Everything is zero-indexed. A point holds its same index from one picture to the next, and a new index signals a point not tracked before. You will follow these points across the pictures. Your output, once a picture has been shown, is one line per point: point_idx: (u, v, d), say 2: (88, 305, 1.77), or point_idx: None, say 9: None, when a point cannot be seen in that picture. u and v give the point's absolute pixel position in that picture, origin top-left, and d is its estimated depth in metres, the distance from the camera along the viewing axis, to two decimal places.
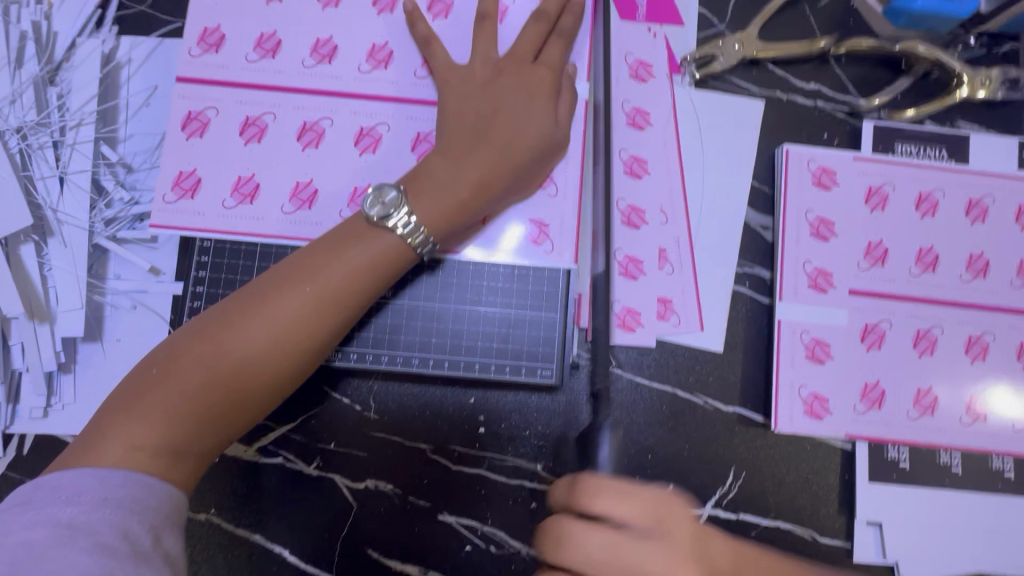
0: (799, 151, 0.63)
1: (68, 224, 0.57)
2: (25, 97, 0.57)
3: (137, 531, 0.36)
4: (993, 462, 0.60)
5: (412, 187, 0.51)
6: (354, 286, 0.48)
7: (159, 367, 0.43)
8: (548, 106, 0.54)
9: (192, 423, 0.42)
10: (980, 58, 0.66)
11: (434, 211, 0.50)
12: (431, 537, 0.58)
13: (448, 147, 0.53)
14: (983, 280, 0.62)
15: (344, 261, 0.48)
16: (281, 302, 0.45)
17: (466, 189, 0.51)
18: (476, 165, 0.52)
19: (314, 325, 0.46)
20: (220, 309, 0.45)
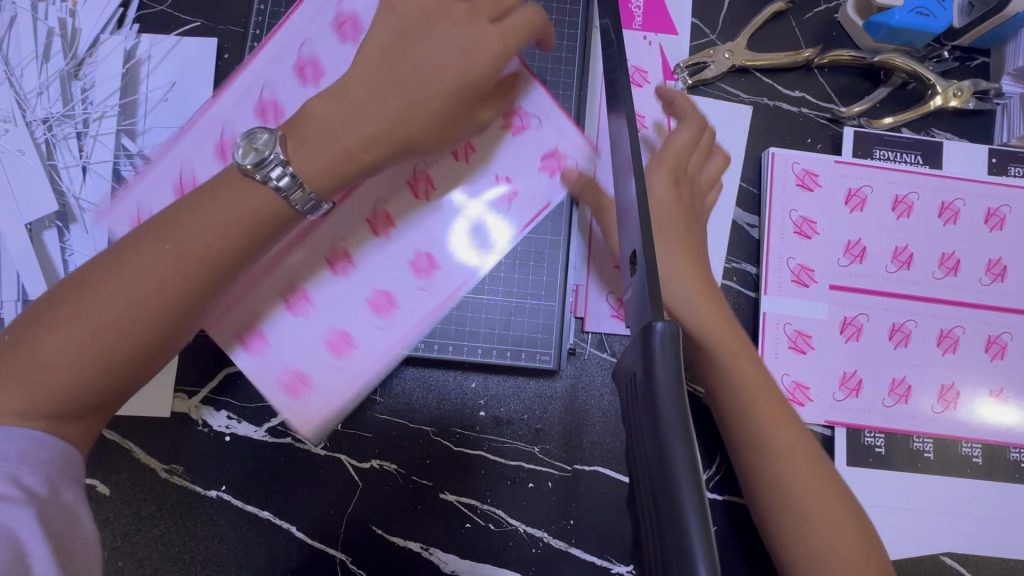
0: (784, 154, 0.67)
1: (89, 211, 0.59)
2: (51, 90, 0.60)
3: (30, 480, 0.39)
4: (962, 449, 0.64)
5: (292, 134, 0.45)
6: (217, 238, 0.43)
7: (49, 323, 0.41)
8: (495, 85, 0.48)
9: (66, 386, 0.41)
10: (953, 71, 0.71)
11: (316, 166, 0.45)
12: (432, 515, 0.61)
13: (348, 93, 0.46)
14: (954, 276, 0.66)
15: (193, 213, 0.44)
16: (137, 258, 0.42)
17: (353, 138, 0.45)
18: (374, 117, 0.45)
19: (176, 282, 0.42)
20: (80, 273, 0.43)
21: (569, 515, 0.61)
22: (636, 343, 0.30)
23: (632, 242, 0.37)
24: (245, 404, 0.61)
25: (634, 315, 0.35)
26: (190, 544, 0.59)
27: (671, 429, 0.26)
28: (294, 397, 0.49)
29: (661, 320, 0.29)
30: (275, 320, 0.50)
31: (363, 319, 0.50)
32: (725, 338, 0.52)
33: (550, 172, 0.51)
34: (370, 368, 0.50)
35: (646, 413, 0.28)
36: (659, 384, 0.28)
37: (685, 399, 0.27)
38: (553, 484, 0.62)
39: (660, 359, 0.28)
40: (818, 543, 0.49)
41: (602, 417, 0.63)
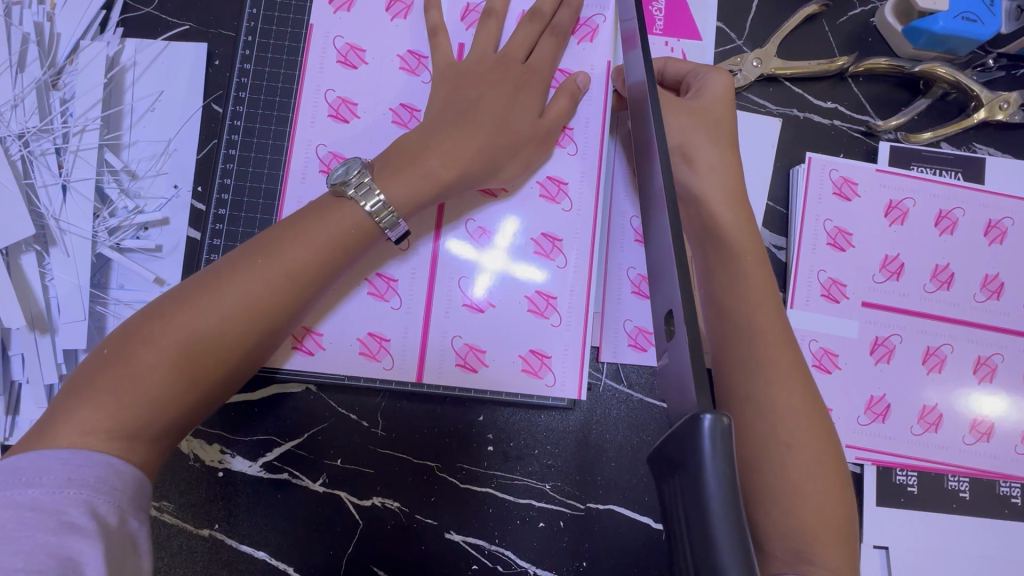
0: (822, 159, 0.62)
1: (70, 233, 0.55)
2: (27, 102, 0.56)
3: (105, 509, 0.36)
4: (1000, 487, 0.60)
5: (385, 164, 0.49)
6: (314, 260, 0.45)
7: (138, 335, 0.41)
8: (534, 99, 0.54)
9: (146, 406, 0.39)
10: (997, 81, 0.66)
11: (406, 187, 0.48)
12: (437, 556, 0.57)
13: (429, 125, 0.51)
14: (996, 301, 0.62)
15: (304, 236, 0.45)
16: (243, 279, 0.43)
17: (438, 160, 0.49)
18: (456, 142, 0.50)
19: (270, 299, 0.43)
20: (174, 290, 0.43)
21: (582, 557, 0.58)
22: (675, 431, 0.26)
23: (667, 300, 0.33)
24: (239, 438, 0.58)
25: (673, 384, 0.31)
26: None
27: (725, 552, 0.23)
28: (373, 360, 0.55)
29: (709, 413, 0.25)
30: (354, 302, 0.56)
31: (389, 315, 0.56)
32: (765, 314, 0.48)
33: (554, 200, 0.57)
34: (417, 346, 0.56)
35: (692, 526, 0.24)
36: (706, 494, 0.24)
37: (741, 515, 0.24)
38: (566, 523, 0.58)
39: (707, 463, 0.24)
40: (809, 537, 0.42)
41: (618, 453, 0.59)
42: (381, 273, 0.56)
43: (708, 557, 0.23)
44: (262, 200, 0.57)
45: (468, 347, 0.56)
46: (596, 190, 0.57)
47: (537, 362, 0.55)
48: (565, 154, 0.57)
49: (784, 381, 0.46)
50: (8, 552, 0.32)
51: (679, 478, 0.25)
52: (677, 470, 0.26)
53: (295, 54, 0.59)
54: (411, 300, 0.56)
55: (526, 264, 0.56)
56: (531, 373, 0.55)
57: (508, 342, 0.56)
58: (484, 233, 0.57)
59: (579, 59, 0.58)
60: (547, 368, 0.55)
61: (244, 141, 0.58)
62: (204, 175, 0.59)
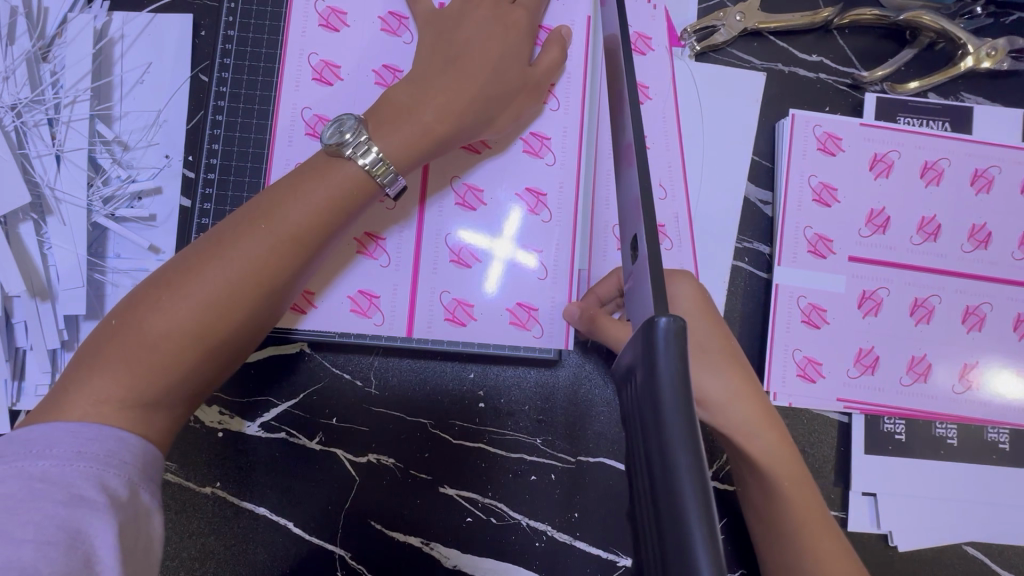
0: (805, 116, 0.62)
1: (66, 202, 0.57)
2: (18, 74, 0.57)
3: (115, 483, 0.36)
4: (988, 434, 0.61)
5: (376, 118, 0.48)
6: (314, 221, 0.45)
7: (144, 306, 0.41)
8: (524, 44, 0.54)
9: (159, 373, 0.40)
10: (986, 29, 0.65)
11: (399, 139, 0.48)
12: (432, 510, 0.59)
13: (418, 76, 0.50)
14: (984, 251, 0.62)
15: (301, 198, 0.45)
16: (243, 244, 0.43)
17: (433, 115, 0.49)
18: (448, 93, 0.49)
19: (274, 264, 0.44)
20: (176, 259, 0.43)
21: (574, 508, 0.59)
22: (638, 337, 0.29)
23: (632, 228, 0.35)
24: (237, 399, 0.60)
25: (638, 308, 0.33)
26: (187, 542, 0.58)
27: (672, 427, 0.25)
28: (364, 317, 0.56)
29: (665, 315, 0.27)
30: (351, 269, 0.57)
31: (380, 275, 0.57)
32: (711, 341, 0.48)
33: (537, 155, 0.57)
34: (406, 304, 0.57)
35: (649, 417, 0.26)
36: (659, 384, 0.26)
37: (693, 408, 0.25)
38: (557, 476, 0.59)
39: (662, 357, 0.27)
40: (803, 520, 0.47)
41: (607, 406, 0.61)
42: (371, 233, 0.57)
43: (658, 434, 0.25)
44: (249, 165, 0.58)
45: (456, 303, 0.57)
46: (579, 147, 0.58)
47: (524, 315, 0.56)
48: (548, 111, 0.58)
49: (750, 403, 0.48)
50: (20, 522, 0.32)
51: (641, 380, 0.28)
52: (640, 373, 0.28)
53: (277, 21, 0.60)
54: (400, 258, 0.57)
55: (529, 250, 0.57)
56: (519, 325, 0.57)
57: (498, 295, 0.57)
58: (475, 192, 0.57)
59: (561, 13, 0.58)
60: (535, 320, 0.56)
61: (231, 107, 0.59)
62: (194, 145, 0.60)
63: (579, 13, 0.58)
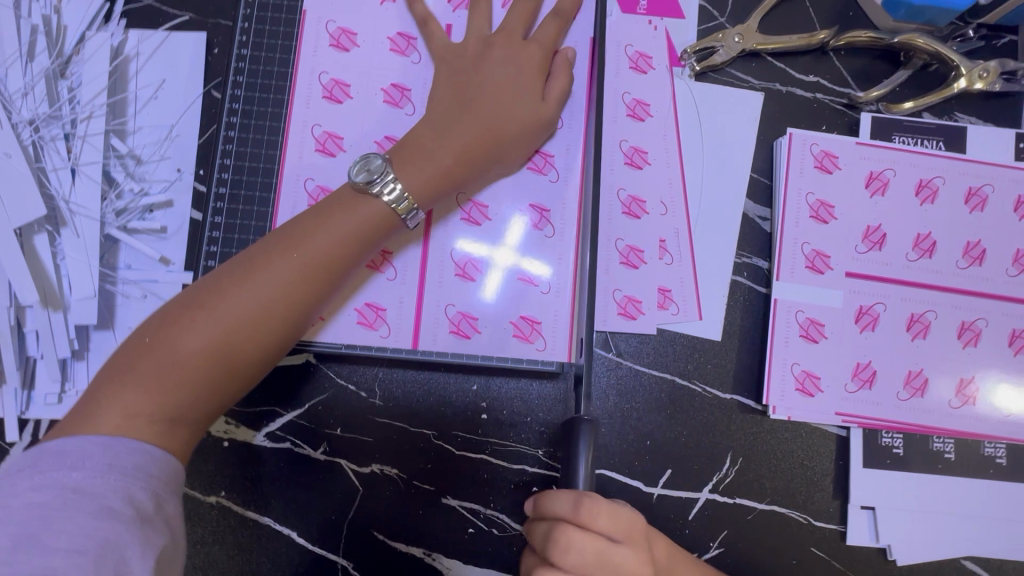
0: (802, 135, 0.64)
1: (80, 214, 0.58)
2: (37, 90, 0.58)
3: (141, 494, 0.37)
4: (984, 448, 0.62)
5: (398, 158, 0.51)
6: (339, 251, 0.47)
7: (173, 326, 0.42)
8: (535, 82, 0.55)
9: (186, 392, 0.41)
10: (979, 50, 0.67)
11: (417, 176, 0.50)
12: (435, 520, 0.60)
13: (435, 117, 0.53)
14: (979, 267, 0.63)
15: (328, 229, 0.47)
16: (273, 270, 0.45)
17: (451, 155, 0.52)
18: (466, 135, 0.52)
19: (304, 290, 0.45)
20: (206, 281, 0.45)
21: None
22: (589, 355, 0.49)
23: None
24: (243, 408, 0.60)
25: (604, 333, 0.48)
26: (192, 550, 0.58)
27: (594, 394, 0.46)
28: (371, 329, 0.58)
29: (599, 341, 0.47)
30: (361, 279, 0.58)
31: (386, 288, 0.58)
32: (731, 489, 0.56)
33: (541, 171, 0.59)
34: (410, 317, 0.58)
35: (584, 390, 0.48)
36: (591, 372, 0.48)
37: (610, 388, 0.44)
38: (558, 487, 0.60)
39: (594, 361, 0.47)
40: None
41: (607, 419, 0.61)
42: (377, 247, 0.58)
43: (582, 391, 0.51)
44: (259, 179, 0.59)
45: (460, 315, 0.58)
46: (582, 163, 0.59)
47: (528, 328, 0.58)
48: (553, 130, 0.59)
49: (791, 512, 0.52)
50: (56, 530, 0.34)
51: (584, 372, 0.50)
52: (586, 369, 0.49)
53: (290, 40, 0.61)
54: (406, 272, 0.58)
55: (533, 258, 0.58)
56: (522, 338, 0.58)
57: (500, 308, 0.58)
58: (480, 208, 0.59)
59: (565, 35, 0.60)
60: (537, 333, 0.57)
61: (243, 123, 0.60)
62: (205, 157, 0.62)
63: (583, 34, 0.60)
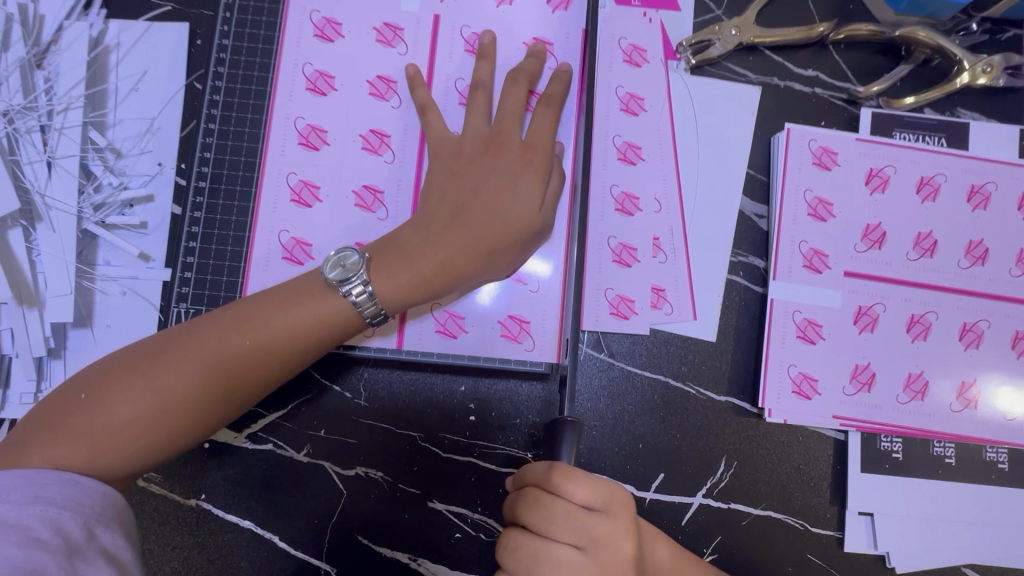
0: (800, 131, 0.62)
1: (56, 209, 0.56)
2: (12, 81, 0.57)
3: (71, 525, 0.37)
4: (986, 453, 0.60)
5: (378, 259, 0.50)
6: (297, 334, 0.47)
7: (116, 381, 0.43)
8: (535, 186, 0.52)
9: (114, 455, 0.42)
10: (982, 45, 0.65)
11: (393, 287, 0.49)
12: (421, 524, 0.58)
13: (427, 228, 0.51)
14: (981, 267, 0.61)
15: (291, 308, 0.47)
16: (227, 343, 0.45)
17: (430, 267, 0.50)
18: (451, 242, 0.50)
19: (251, 373, 0.46)
20: (161, 339, 0.45)
21: None
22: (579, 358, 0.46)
23: None
24: None
25: None
26: (170, 554, 0.57)
27: None
28: None
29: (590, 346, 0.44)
30: None
31: None
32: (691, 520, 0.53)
33: None
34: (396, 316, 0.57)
35: None
36: None
37: None
38: None
39: None
40: None
41: (599, 422, 0.59)
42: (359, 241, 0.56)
43: None
44: (241, 173, 0.57)
45: (447, 314, 0.57)
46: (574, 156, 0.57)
47: (516, 328, 0.57)
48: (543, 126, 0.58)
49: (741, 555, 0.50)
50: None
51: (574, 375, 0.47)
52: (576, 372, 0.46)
53: (272, 31, 0.59)
54: None
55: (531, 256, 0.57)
56: (510, 338, 0.57)
57: (490, 310, 0.57)
58: None
59: (557, 27, 0.59)
60: (526, 333, 0.57)
61: (224, 116, 0.58)
62: (186, 151, 0.60)
63: (575, 26, 0.59)
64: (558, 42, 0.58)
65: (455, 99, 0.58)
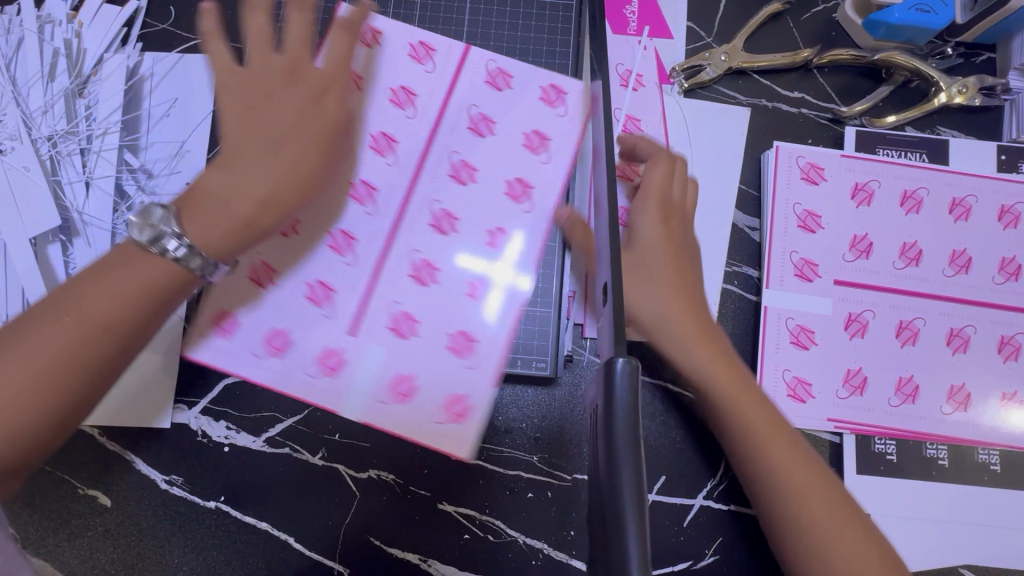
0: (788, 148, 0.66)
1: (93, 225, 0.60)
2: (56, 108, 0.62)
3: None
4: (978, 455, 0.62)
5: (185, 205, 0.47)
6: (116, 307, 0.43)
7: None
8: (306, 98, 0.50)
9: (49, 389, 0.41)
10: (958, 67, 0.69)
11: (212, 233, 0.46)
12: (430, 525, 0.60)
13: (228, 159, 0.49)
14: (965, 275, 0.64)
15: (97, 282, 0.43)
16: (41, 334, 0.42)
17: (248, 205, 0.47)
18: (251, 178, 0.48)
19: (73, 359, 0.42)
20: (4, 331, 0.42)
21: (569, 526, 0.60)
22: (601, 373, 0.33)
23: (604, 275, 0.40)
24: (244, 415, 0.62)
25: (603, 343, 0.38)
26: (191, 555, 0.59)
27: (622, 452, 0.29)
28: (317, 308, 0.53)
29: (621, 357, 0.31)
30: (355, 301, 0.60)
31: (379, 332, 0.52)
32: (730, 384, 0.51)
33: (516, 200, 0.55)
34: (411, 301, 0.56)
35: (606, 443, 0.31)
36: (615, 413, 0.31)
37: (638, 425, 0.30)
38: (553, 493, 0.60)
39: (618, 394, 0.31)
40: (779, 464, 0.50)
41: None
42: (342, 230, 0.55)
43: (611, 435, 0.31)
44: None
45: (444, 213, 0.55)
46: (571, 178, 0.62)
47: (519, 189, 0.56)
48: (538, 164, 0.56)
49: (738, 397, 0.51)
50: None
51: (607, 409, 0.32)
52: (605, 403, 0.32)
53: None
54: (364, 259, 0.54)
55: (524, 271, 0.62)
56: (512, 198, 0.56)
57: (501, 327, 0.52)
58: (469, 169, 0.56)
59: None
60: (527, 195, 0.55)
61: None
62: None
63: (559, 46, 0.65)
64: (517, 74, 0.58)
65: (387, 87, 0.58)
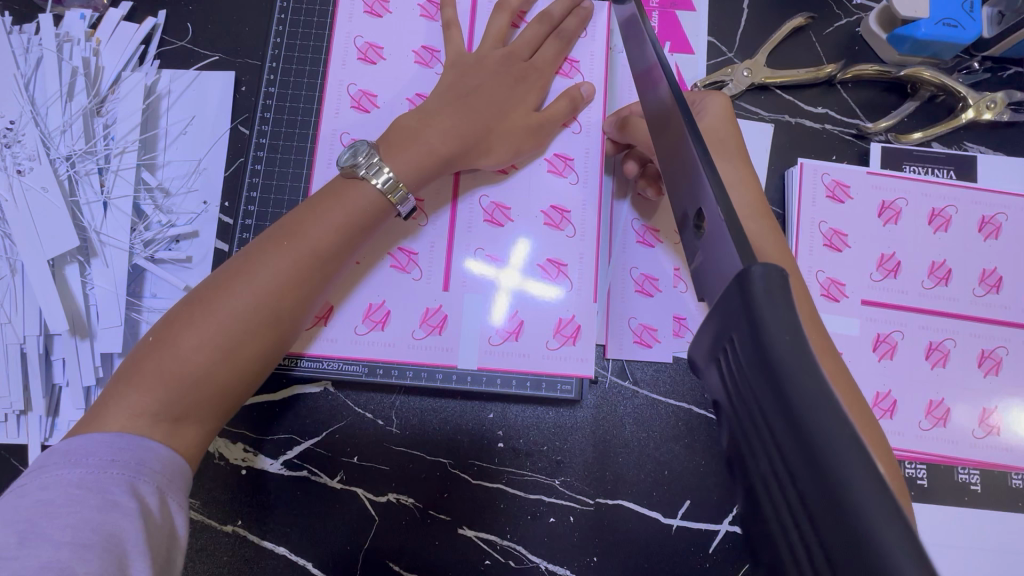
0: (813, 165, 0.64)
1: (109, 244, 0.60)
2: (74, 128, 0.61)
3: (145, 489, 0.38)
4: (1012, 479, 0.60)
5: (387, 144, 0.54)
6: (335, 238, 0.50)
7: (189, 312, 0.45)
8: (533, 93, 0.61)
9: (228, 362, 0.44)
10: (983, 82, 0.68)
11: (410, 165, 0.54)
12: (450, 551, 0.59)
13: (434, 110, 0.57)
14: (996, 295, 0.63)
15: (321, 216, 0.50)
16: (269, 260, 0.47)
17: (438, 138, 0.55)
18: (446, 116, 0.56)
19: (304, 279, 0.48)
20: (220, 270, 0.47)
21: (593, 551, 0.59)
22: None
23: None
24: (261, 437, 0.61)
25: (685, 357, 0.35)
26: None
27: None
28: (404, 272, 0.60)
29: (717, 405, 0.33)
30: (382, 280, 0.60)
31: (414, 306, 0.59)
32: None
33: (560, 173, 0.62)
34: (441, 269, 0.60)
35: None
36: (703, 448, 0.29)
37: None
38: (576, 518, 0.59)
39: None
40: None
41: (625, 449, 0.61)
42: (402, 248, 0.61)
43: None
44: (285, 201, 0.62)
45: (494, 206, 0.61)
46: (598, 166, 0.62)
47: (561, 164, 0.62)
48: (570, 133, 0.63)
49: None
50: (57, 524, 0.34)
51: None
52: None
53: (317, 66, 0.65)
54: (431, 270, 0.60)
55: (540, 283, 0.60)
56: (552, 226, 0.61)
57: (506, 326, 0.59)
58: (502, 209, 0.61)
59: (583, 46, 0.65)
60: (567, 221, 0.61)
61: (269, 157, 0.63)
62: (230, 191, 0.64)
63: (599, 44, 0.65)
64: (583, 60, 0.64)
65: (411, 49, 0.64)
